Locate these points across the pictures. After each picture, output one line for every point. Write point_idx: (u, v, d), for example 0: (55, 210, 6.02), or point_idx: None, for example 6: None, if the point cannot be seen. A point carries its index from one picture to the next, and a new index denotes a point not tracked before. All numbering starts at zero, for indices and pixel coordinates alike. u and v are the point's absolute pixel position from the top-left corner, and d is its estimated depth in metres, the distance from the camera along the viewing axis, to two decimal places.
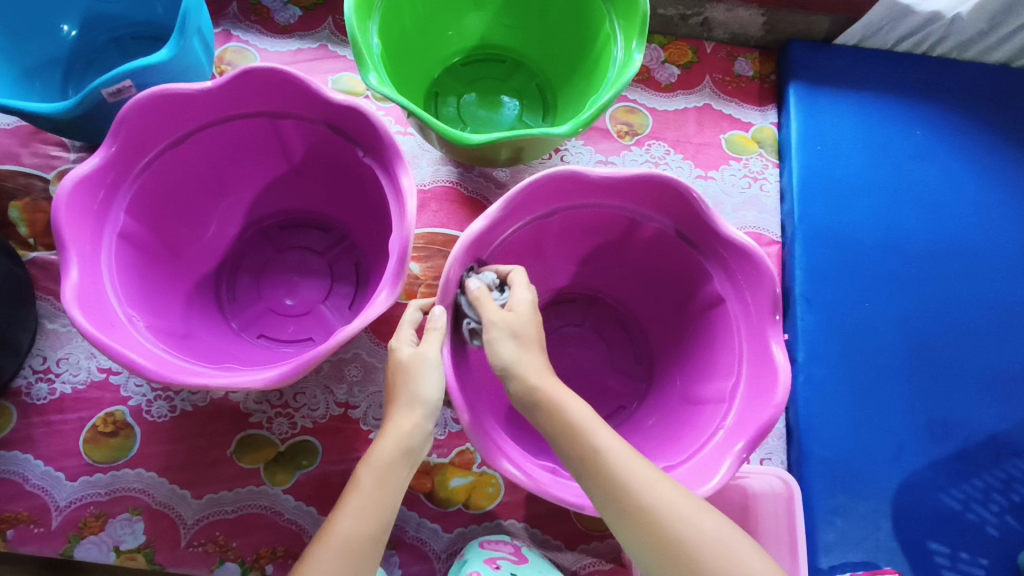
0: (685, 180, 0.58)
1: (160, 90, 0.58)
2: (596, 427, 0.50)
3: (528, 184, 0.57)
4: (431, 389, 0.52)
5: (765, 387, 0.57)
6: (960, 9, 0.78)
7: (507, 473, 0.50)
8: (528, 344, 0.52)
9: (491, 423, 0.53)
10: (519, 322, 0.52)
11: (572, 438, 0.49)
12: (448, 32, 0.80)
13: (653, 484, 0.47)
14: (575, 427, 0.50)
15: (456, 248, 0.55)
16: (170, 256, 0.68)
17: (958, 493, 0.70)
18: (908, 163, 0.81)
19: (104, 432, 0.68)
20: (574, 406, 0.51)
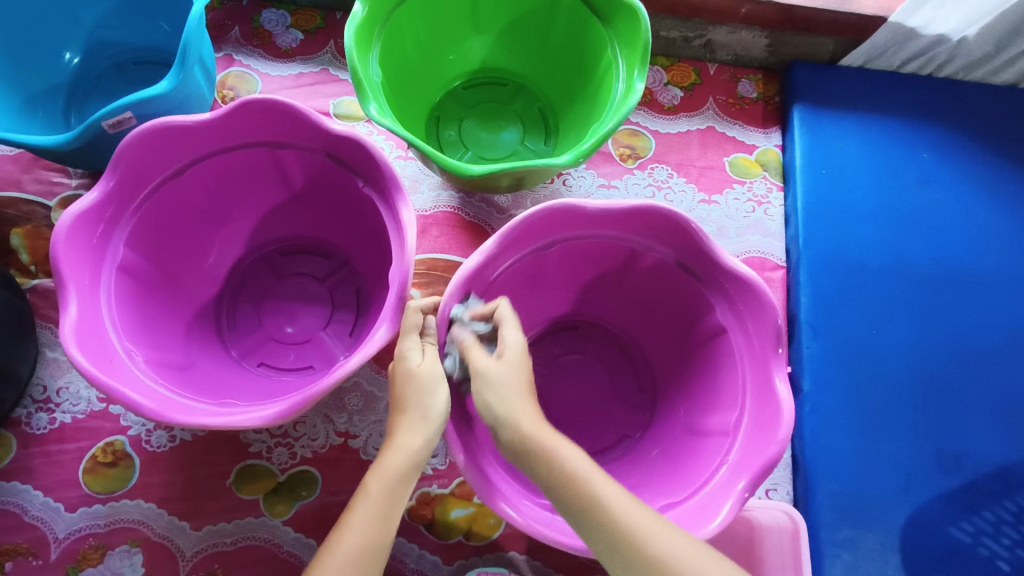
0: (682, 213, 0.58)
1: (158, 124, 0.58)
2: (594, 477, 0.48)
3: (525, 219, 0.56)
4: (445, 403, 0.52)
5: (769, 424, 0.56)
6: (966, 32, 0.79)
7: (508, 516, 0.51)
8: (521, 395, 0.52)
9: (489, 461, 0.53)
10: (506, 370, 0.52)
11: (569, 491, 0.47)
12: (449, 57, 0.80)
13: (662, 535, 0.45)
14: (573, 477, 0.48)
15: (450, 285, 0.55)
16: (169, 286, 0.68)
17: (968, 526, 0.68)
18: (915, 186, 0.81)
19: (104, 462, 0.68)
20: (574, 454, 0.49)
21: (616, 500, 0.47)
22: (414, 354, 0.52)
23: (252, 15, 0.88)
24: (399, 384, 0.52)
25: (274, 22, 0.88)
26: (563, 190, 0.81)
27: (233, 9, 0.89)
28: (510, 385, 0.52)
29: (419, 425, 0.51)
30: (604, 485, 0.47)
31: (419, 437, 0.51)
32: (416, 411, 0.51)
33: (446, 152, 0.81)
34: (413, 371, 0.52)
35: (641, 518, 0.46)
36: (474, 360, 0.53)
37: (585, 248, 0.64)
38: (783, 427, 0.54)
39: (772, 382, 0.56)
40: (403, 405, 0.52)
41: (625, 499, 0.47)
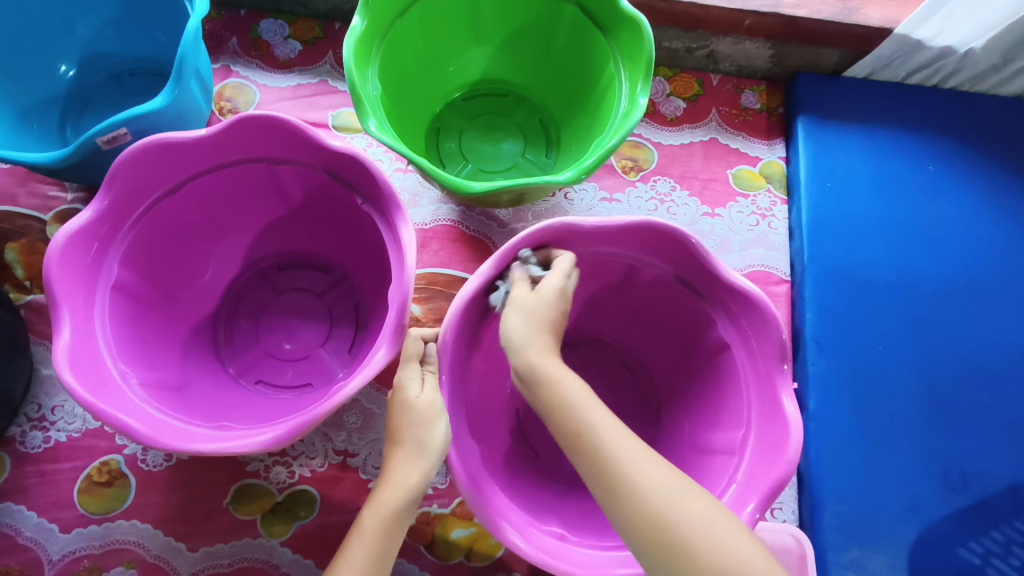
0: (685, 229, 0.56)
1: (154, 140, 0.57)
2: (590, 403, 0.47)
3: (523, 237, 0.55)
4: (442, 435, 0.50)
5: (775, 446, 0.54)
6: (973, 44, 0.78)
7: (513, 543, 0.49)
8: (542, 327, 0.51)
9: (491, 488, 0.52)
10: (537, 301, 0.52)
11: (564, 414, 0.47)
12: (449, 68, 0.79)
13: (619, 438, 0.44)
14: (566, 403, 0.47)
15: (452, 306, 0.53)
16: (165, 303, 0.67)
17: (977, 546, 0.67)
18: (921, 199, 0.80)
19: (99, 482, 0.67)
20: (575, 386, 0.48)
21: (608, 427, 0.45)
22: (412, 383, 0.52)
23: (250, 26, 0.87)
24: (395, 415, 0.51)
25: (272, 32, 0.87)
26: (564, 203, 0.80)
27: (231, 19, 0.88)
28: (543, 320, 0.51)
29: (415, 459, 0.50)
30: (597, 413, 0.46)
31: (416, 473, 0.50)
32: (412, 444, 0.50)
33: (446, 165, 0.79)
34: (409, 401, 0.51)
35: (632, 447, 0.44)
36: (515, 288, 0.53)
37: (585, 265, 0.63)
38: (790, 447, 0.53)
39: (779, 398, 0.55)
40: (399, 437, 0.51)
41: (618, 428, 0.45)
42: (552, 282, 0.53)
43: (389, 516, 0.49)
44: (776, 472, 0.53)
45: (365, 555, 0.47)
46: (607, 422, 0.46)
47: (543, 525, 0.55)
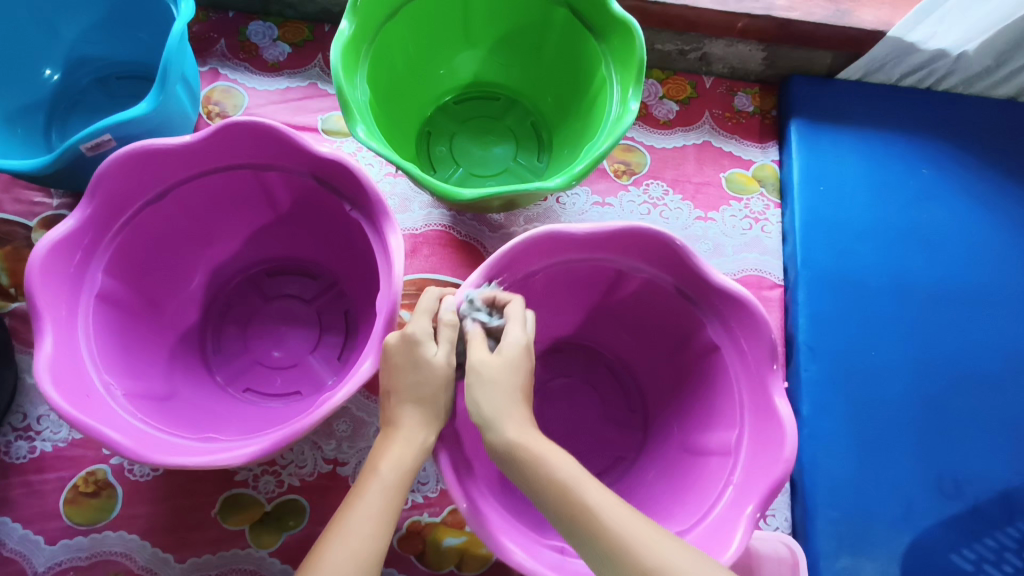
0: (669, 232, 0.56)
1: (138, 147, 0.56)
2: (583, 481, 0.46)
3: (511, 247, 0.55)
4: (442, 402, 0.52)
5: (769, 451, 0.54)
6: (967, 47, 0.77)
7: (509, 552, 0.48)
8: (511, 396, 0.51)
9: (489, 508, 0.51)
10: (501, 366, 0.51)
11: (558, 494, 0.46)
12: (439, 71, 0.78)
13: (622, 518, 0.44)
14: (559, 481, 0.46)
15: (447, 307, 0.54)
16: (151, 310, 0.66)
17: (969, 553, 0.67)
18: (915, 204, 0.79)
19: (85, 492, 0.66)
20: (571, 468, 0.47)
21: (608, 506, 0.45)
22: (429, 341, 0.52)
23: (238, 28, 0.86)
24: (402, 369, 0.51)
25: (260, 35, 0.86)
26: (556, 208, 0.79)
27: (219, 21, 0.87)
28: (504, 382, 0.51)
29: (412, 432, 0.51)
30: (595, 490, 0.46)
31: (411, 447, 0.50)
32: (415, 405, 0.51)
33: (437, 169, 0.79)
34: (424, 358, 0.52)
35: (639, 528, 0.43)
36: (472, 350, 0.52)
37: (576, 273, 0.63)
38: (786, 445, 0.52)
39: (772, 400, 0.55)
40: (402, 394, 0.51)
41: (617, 506, 0.45)
42: (513, 335, 0.52)
43: (390, 485, 0.48)
44: (767, 482, 0.53)
45: (371, 511, 0.47)
46: (607, 502, 0.45)
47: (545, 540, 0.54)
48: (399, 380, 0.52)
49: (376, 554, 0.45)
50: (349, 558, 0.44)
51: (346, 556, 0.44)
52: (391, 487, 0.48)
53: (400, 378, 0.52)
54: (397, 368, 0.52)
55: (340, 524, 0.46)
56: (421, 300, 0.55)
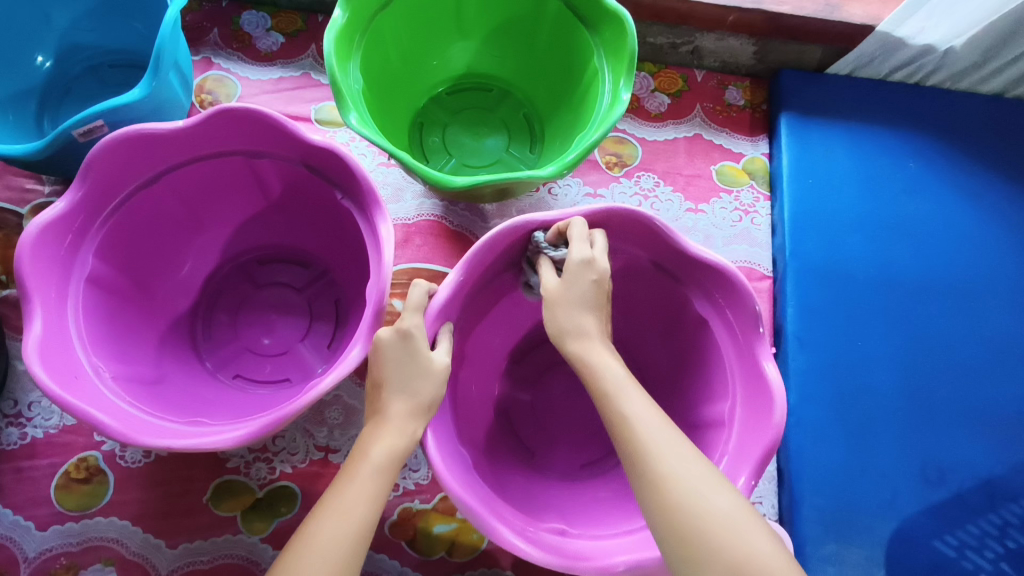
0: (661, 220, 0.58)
1: (129, 131, 0.56)
2: (630, 393, 0.49)
3: (499, 236, 0.57)
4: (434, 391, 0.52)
5: (759, 432, 0.55)
6: (954, 42, 0.78)
7: (509, 540, 0.50)
8: (586, 310, 0.52)
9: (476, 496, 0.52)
10: (563, 287, 0.52)
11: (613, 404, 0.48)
12: (432, 62, 0.79)
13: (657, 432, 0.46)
14: (611, 390, 0.49)
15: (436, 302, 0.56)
16: (141, 295, 0.66)
17: (952, 540, 0.68)
18: (902, 197, 0.80)
19: (77, 478, 0.66)
20: (636, 398, 0.48)
21: (651, 425, 0.46)
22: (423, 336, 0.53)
23: (232, 17, 0.86)
24: (395, 363, 0.51)
25: (253, 24, 0.86)
26: (548, 199, 0.79)
27: (212, 10, 0.87)
28: (570, 302, 0.52)
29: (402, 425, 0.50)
30: (639, 405, 0.48)
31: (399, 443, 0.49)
32: (405, 399, 0.51)
33: (429, 159, 0.79)
34: (419, 353, 0.52)
35: (678, 451, 0.45)
36: (544, 275, 0.54)
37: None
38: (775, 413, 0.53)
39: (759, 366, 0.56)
40: (393, 387, 0.51)
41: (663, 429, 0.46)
42: (582, 250, 0.53)
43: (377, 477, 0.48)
44: (754, 466, 0.53)
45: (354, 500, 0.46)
46: (658, 426, 0.47)
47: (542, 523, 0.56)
48: (390, 373, 0.51)
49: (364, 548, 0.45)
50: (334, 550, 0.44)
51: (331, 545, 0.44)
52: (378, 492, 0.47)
53: (390, 372, 0.51)
54: (388, 364, 0.51)
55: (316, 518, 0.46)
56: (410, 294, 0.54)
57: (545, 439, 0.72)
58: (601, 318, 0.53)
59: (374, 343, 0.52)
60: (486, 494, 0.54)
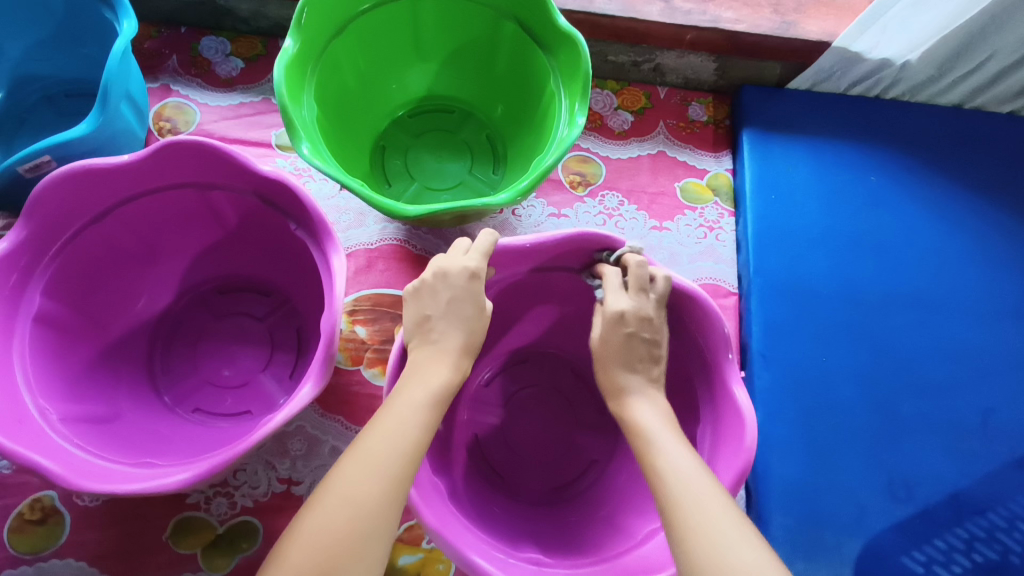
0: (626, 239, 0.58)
1: (75, 167, 0.56)
2: (669, 437, 0.49)
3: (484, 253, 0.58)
4: (448, 385, 0.50)
5: (726, 453, 0.54)
6: (909, 56, 0.79)
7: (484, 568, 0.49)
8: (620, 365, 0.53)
9: (454, 524, 0.52)
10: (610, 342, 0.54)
11: (646, 443, 0.49)
12: (391, 86, 0.78)
13: (686, 466, 0.46)
14: (652, 437, 0.49)
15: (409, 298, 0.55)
16: (95, 331, 0.65)
17: (920, 555, 0.68)
18: (864, 210, 0.80)
19: (31, 520, 0.65)
20: (676, 448, 0.48)
21: (685, 471, 0.46)
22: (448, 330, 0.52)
23: (190, 43, 0.86)
24: (419, 369, 0.50)
25: (212, 50, 0.85)
26: (512, 220, 0.79)
27: (170, 37, 0.86)
28: (613, 360, 0.54)
29: (416, 411, 0.48)
30: (679, 453, 0.47)
31: (414, 429, 0.47)
32: (463, 332, 0.52)
33: (391, 183, 0.78)
34: (442, 349, 0.52)
35: (705, 493, 0.44)
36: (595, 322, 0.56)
37: (515, 282, 0.65)
38: (747, 433, 0.52)
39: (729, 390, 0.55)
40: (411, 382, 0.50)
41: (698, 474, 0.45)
42: (618, 301, 0.54)
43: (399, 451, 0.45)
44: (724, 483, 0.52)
45: (365, 468, 0.44)
46: (689, 460, 0.47)
47: (519, 553, 0.55)
48: (452, 306, 0.53)
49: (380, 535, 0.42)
50: (345, 516, 0.41)
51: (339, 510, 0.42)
52: (395, 470, 0.44)
53: (453, 305, 0.53)
54: (454, 298, 0.53)
55: (327, 484, 0.44)
56: (451, 274, 0.54)
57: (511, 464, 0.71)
58: (651, 366, 0.54)
59: (442, 275, 0.54)
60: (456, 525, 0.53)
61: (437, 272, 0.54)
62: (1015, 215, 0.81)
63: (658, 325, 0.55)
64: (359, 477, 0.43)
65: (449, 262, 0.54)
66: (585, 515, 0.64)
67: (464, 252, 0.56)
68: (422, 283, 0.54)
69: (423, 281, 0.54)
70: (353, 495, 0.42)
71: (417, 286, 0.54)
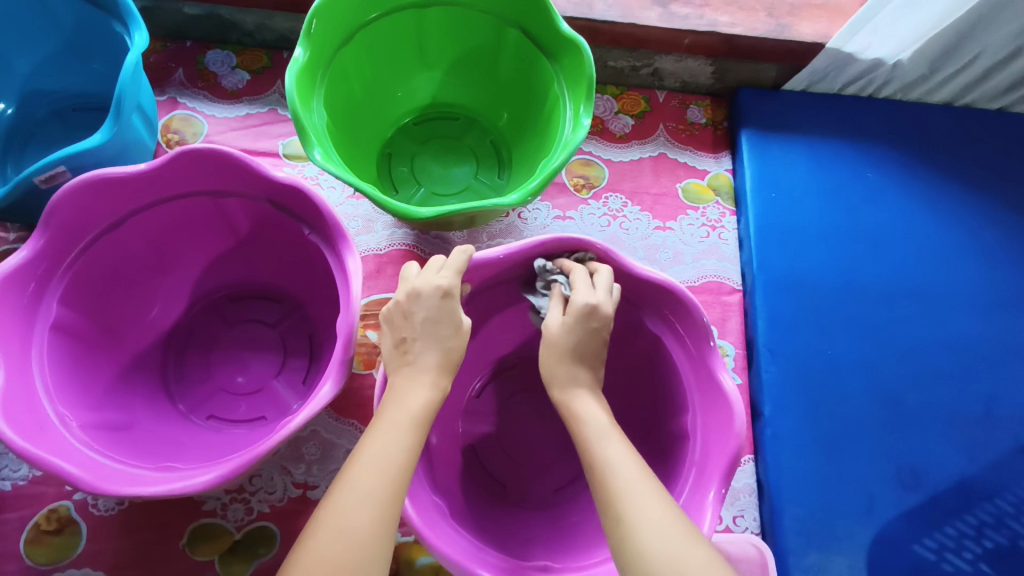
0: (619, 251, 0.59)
1: (92, 176, 0.57)
2: (608, 435, 0.50)
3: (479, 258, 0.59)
4: (428, 405, 0.50)
5: (721, 427, 0.55)
6: (900, 55, 0.81)
7: None
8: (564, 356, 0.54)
9: (454, 542, 0.52)
10: (562, 330, 0.54)
11: (586, 440, 0.50)
12: (397, 94, 0.80)
13: (627, 467, 0.47)
14: (591, 434, 0.50)
15: (388, 318, 0.55)
16: (109, 340, 0.66)
17: (931, 543, 0.69)
18: (862, 207, 0.82)
19: (47, 530, 0.65)
20: (615, 441, 0.49)
21: (621, 464, 0.47)
22: (422, 355, 0.52)
23: (196, 56, 0.87)
24: (393, 395, 0.51)
25: (218, 63, 0.87)
26: (518, 223, 0.80)
27: (176, 50, 0.87)
28: (570, 352, 0.54)
29: (397, 432, 0.48)
30: (613, 446, 0.49)
31: (397, 448, 0.47)
32: (439, 352, 0.52)
33: (398, 189, 0.79)
34: (417, 374, 0.52)
35: (645, 490, 0.45)
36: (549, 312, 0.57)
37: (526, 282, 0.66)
38: (735, 419, 0.54)
39: (715, 375, 0.57)
40: (390, 409, 0.49)
41: (632, 466, 0.47)
42: (585, 295, 0.54)
43: (385, 472, 0.45)
44: (723, 464, 0.53)
45: (356, 495, 0.44)
46: (628, 460, 0.48)
47: (527, 562, 0.55)
48: (426, 327, 0.53)
49: (381, 562, 0.42)
50: (343, 545, 0.41)
51: (335, 540, 0.42)
52: (386, 494, 0.44)
53: (429, 325, 0.53)
54: (429, 318, 0.53)
55: (321, 514, 0.44)
56: (422, 296, 0.53)
57: (523, 463, 0.72)
58: (595, 364, 0.55)
59: (414, 295, 0.54)
60: (460, 537, 0.54)
61: (411, 293, 0.54)
62: (1008, 207, 0.83)
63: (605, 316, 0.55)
64: (350, 507, 0.43)
65: (422, 282, 0.54)
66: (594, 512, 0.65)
67: (438, 270, 0.56)
68: (397, 305, 0.54)
69: (398, 303, 0.54)
70: (345, 525, 0.42)
71: (393, 308, 0.55)
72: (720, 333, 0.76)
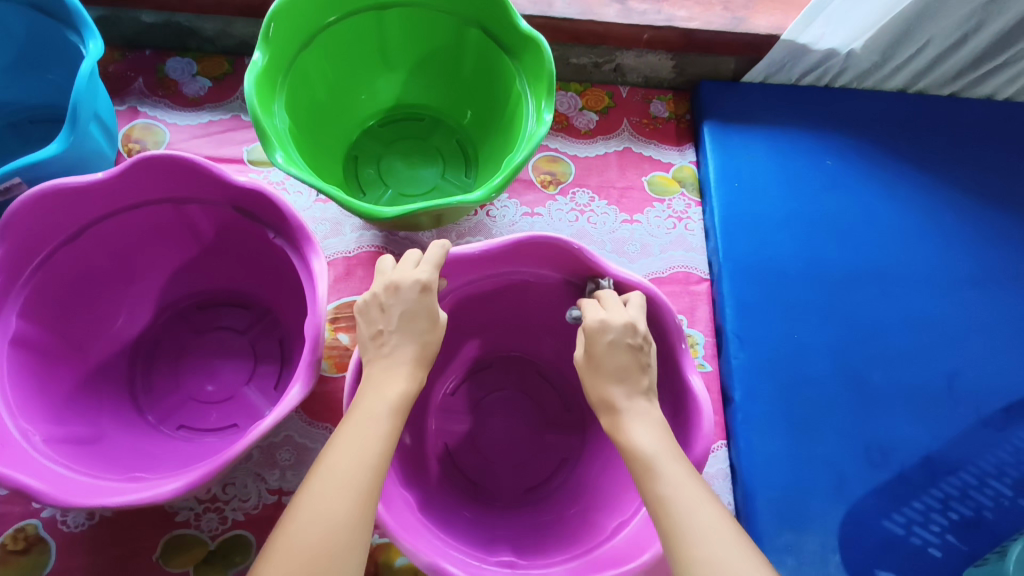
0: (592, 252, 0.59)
1: (46, 186, 0.56)
2: (672, 467, 0.46)
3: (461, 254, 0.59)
4: (405, 395, 0.50)
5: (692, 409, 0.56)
6: (853, 45, 0.83)
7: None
8: (605, 376, 0.51)
9: (426, 536, 0.52)
10: (600, 351, 0.52)
11: (649, 471, 0.46)
12: (360, 96, 0.80)
13: (696, 504, 0.44)
14: (653, 464, 0.46)
15: (360, 312, 0.55)
16: (73, 352, 0.65)
17: (899, 517, 0.71)
18: (823, 193, 0.84)
19: (14, 550, 0.64)
20: (677, 469, 0.46)
21: (686, 495, 0.44)
22: (402, 347, 0.52)
23: (156, 65, 0.86)
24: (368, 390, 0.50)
25: (179, 71, 0.86)
26: (487, 221, 0.81)
27: (135, 60, 0.86)
28: (606, 369, 0.52)
29: (375, 421, 0.48)
30: (680, 477, 0.45)
31: (375, 437, 0.47)
32: (417, 346, 0.52)
33: (366, 192, 0.79)
34: (397, 369, 0.51)
35: (715, 525, 0.42)
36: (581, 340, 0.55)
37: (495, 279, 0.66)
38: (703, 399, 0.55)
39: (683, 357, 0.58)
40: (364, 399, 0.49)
41: (698, 502, 0.44)
42: (598, 313, 0.54)
43: (366, 458, 0.45)
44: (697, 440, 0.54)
45: (334, 482, 0.44)
46: (698, 497, 0.44)
47: (493, 558, 0.55)
48: (405, 320, 0.53)
49: (359, 546, 0.42)
50: (320, 529, 0.41)
51: (312, 524, 0.42)
52: (364, 480, 0.44)
53: (406, 319, 0.53)
54: (406, 313, 0.53)
55: (299, 500, 0.43)
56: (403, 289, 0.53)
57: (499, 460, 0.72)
58: (640, 376, 0.52)
59: (395, 289, 0.54)
60: (433, 535, 0.54)
61: (389, 286, 0.54)
62: (964, 189, 0.86)
63: (643, 333, 0.53)
64: (326, 493, 0.43)
65: (400, 276, 0.54)
66: (570, 504, 0.65)
67: (415, 264, 0.56)
68: (374, 297, 0.54)
69: (375, 295, 0.54)
70: (322, 510, 0.42)
71: (369, 301, 0.54)
72: (689, 323, 0.77)
